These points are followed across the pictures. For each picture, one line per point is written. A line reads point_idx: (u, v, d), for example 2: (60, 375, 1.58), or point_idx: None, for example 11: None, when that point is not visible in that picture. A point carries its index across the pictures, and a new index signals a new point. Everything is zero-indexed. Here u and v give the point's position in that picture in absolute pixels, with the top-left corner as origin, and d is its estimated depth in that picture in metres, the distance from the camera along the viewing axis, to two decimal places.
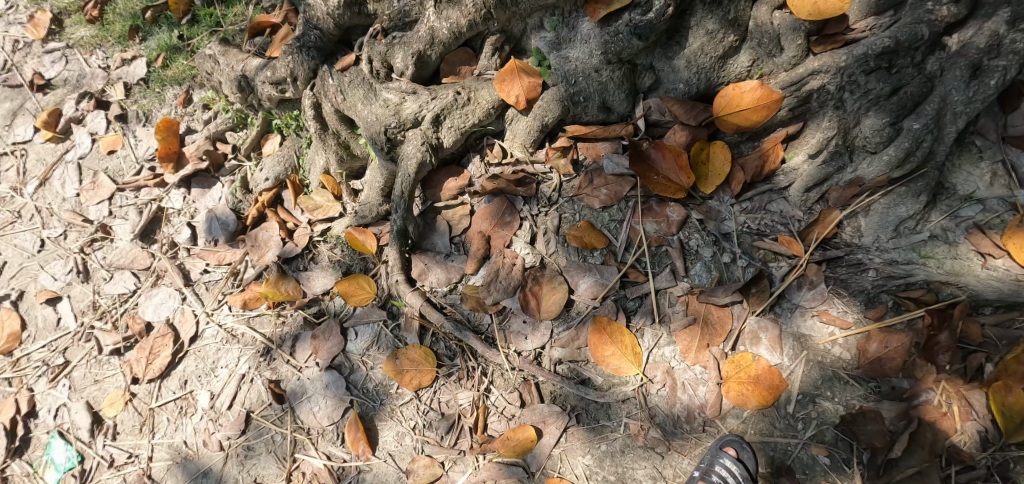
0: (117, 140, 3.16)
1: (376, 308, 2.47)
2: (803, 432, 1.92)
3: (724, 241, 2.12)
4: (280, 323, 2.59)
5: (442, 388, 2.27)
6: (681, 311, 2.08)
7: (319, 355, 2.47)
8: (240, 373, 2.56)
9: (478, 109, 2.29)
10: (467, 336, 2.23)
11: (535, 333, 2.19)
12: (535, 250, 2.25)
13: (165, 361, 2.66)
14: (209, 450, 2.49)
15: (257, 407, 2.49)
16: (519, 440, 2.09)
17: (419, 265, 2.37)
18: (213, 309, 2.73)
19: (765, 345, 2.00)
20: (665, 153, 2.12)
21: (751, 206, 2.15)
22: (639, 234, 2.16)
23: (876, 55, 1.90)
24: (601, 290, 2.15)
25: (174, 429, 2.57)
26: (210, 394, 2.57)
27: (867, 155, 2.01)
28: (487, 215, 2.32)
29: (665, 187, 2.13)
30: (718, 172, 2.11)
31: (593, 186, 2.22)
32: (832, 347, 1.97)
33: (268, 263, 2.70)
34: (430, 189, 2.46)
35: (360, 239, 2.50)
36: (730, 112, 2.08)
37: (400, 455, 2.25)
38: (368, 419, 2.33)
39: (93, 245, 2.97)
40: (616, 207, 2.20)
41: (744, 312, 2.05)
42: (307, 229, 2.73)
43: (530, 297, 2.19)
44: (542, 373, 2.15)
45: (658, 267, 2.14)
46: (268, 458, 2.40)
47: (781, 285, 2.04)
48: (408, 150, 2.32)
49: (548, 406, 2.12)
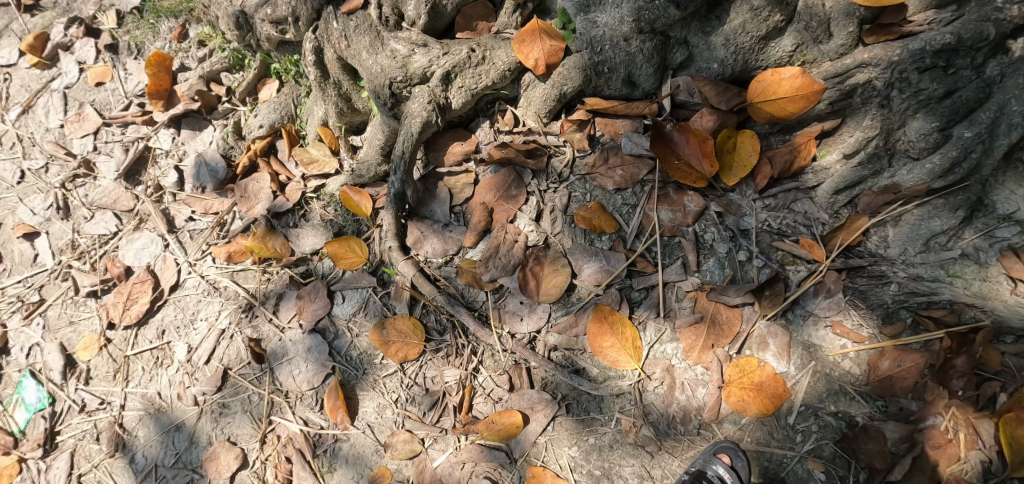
0: (106, 72, 2.99)
1: (366, 274, 2.34)
2: (801, 445, 1.85)
3: (742, 238, 1.99)
4: (265, 280, 2.47)
5: (428, 364, 2.17)
6: (688, 308, 1.96)
7: (303, 316, 2.35)
8: (220, 328, 2.46)
9: (492, 70, 2.09)
10: (459, 311, 2.11)
11: (532, 315, 2.07)
12: (540, 229, 2.10)
13: (143, 308, 2.56)
14: (184, 404, 2.40)
15: (235, 365, 2.40)
16: (503, 425, 2.00)
17: (415, 233, 2.21)
18: (196, 259, 2.61)
19: (772, 351, 1.91)
20: (691, 137, 1.97)
21: (774, 204, 2.02)
22: (652, 222, 2.03)
23: (934, 52, 1.75)
24: (606, 278, 2.02)
25: (149, 379, 2.49)
26: (188, 347, 2.47)
27: (909, 161, 1.88)
28: (492, 186, 2.15)
29: (684, 174, 1.99)
30: (744, 164, 1.98)
31: (608, 165, 2.07)
32: (842, 360, 1.89)
33: (256, 216, 2.56)
34: (433, 153, 2.26)
35: (356, 200, 2.34)
36: (766, 99, 1.93)
37: (379, 427, 2.18)
38: (349, 388, 2.24)
39: (76, 181, 2.84)
40: (630, 190, 2.07)
41: (754, 314, 1.94)
42: (300, 184, 2.58)
43: (530, 278, 2.06)
44: (535, 358, 2.04)
45: (669, 259, 2.02)
46: (243, 418, 2.32)
47: (797, 291, 1.93)
48: (414, 108, 2.12)
49: (537, 392, 2.03)
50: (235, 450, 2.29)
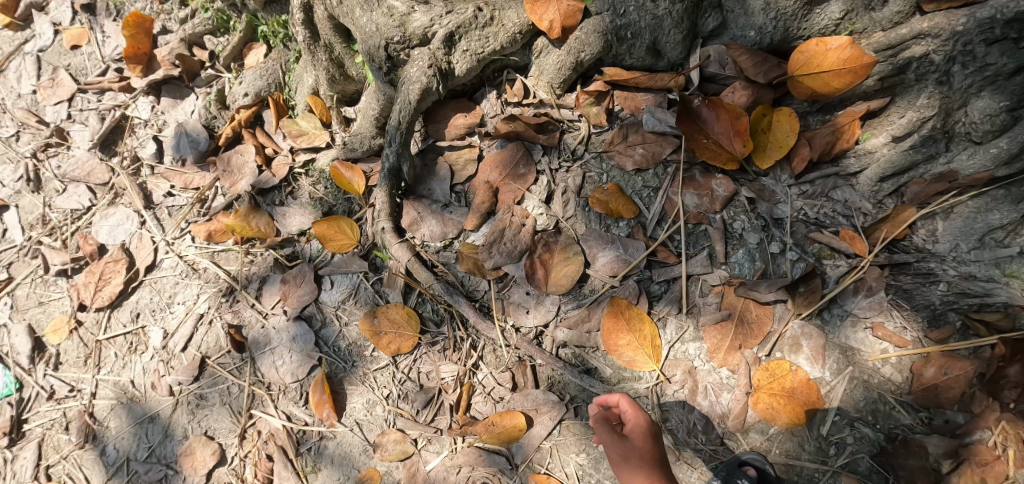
0: (83, 34, 2.76)
1: (357, 258, 2.13)
2: (834, 459, 1.67)
3: (775, 228, 1.79)
4: (248, 262, 2.28)
5: (423, 358, 1.97)
6: (713, 304, 1.77)
7: (288, 302, 2.15)
8: (199, 312, 2.26)
9: (500, 32, 1.86)
10: (459, 302, 1.91)
11: (539, 308, 1.87)
12: (550, 212, 1.89)
13: (116, 290, 2.36)
14: (158, 394, 2.21)
15: (214, 353, 2.20)
16: (505, 428, 1.82)
17: (411, 214, 2.00)
18: (175, 238, 2.41)
19: (805, 354, 1.72)
20: (721, 113, 1.77)
21: (812, 191, 1.82)
22: (676, 207, 1.83)
23: (1006, 22, 1.54)
24: (623, 268, 1.83)
25: (122, 366, 2.29)
26: (164, 332, 2.27)
27: (969, 145, 1.67)
28: (497, 163, 1.94)
29: (713, 154, 1.79)
30: (780, 144, 1.78)
31: (627, 143, 1.87)
32: (882, 366, 1.71)
33: (239, 193, 2.36)
34: (433, 124, 2.03)
35: (348, 177, 2.14)
36: (809, 73, 1.73)
37: (368, 426, 1.99)
38: (337, 381, 2.05)
39: (48, 151, 2.63)
40: (651, 172, 1.86)
41: (787, 313, 1.75)
42: (288, 158, 2.36)
43: (538, 267, 1.85)
44: (541, 356, 1.85)
45: (693, 249, 1.81)
46: (221, 411, 2.13)
47: (835, 288, 1.74)
48: (412, 72, 1.90)
49: (543, 393, 1.85)
50: (212, 446, 2.10)
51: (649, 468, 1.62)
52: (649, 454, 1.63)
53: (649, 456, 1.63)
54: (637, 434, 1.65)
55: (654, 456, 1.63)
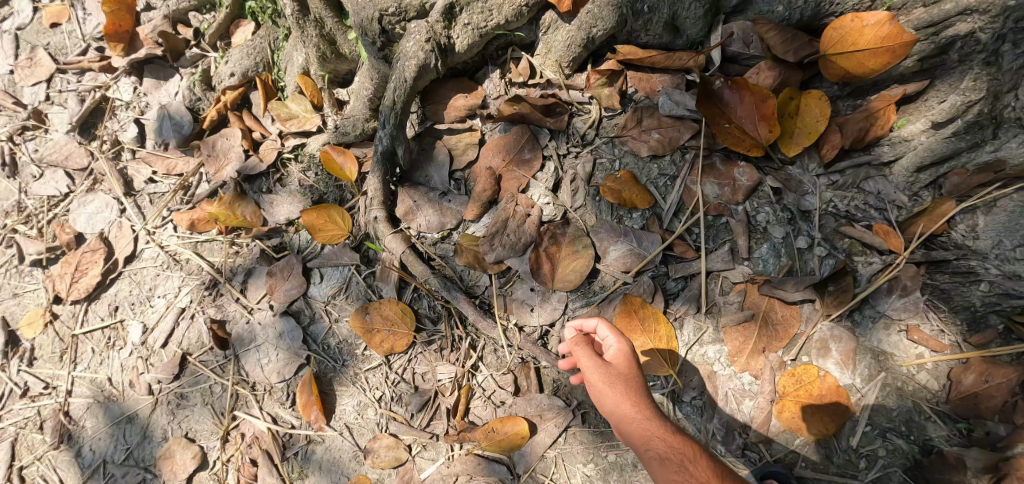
0: (63, 11, 2.58)
1: (348, 249, 1.99)
2: (865, 473, 1.54)
3: (802, 221, 1.65)
4: (233, 253, 2.13)
5: (419, 357, 1.83)
6: (735, 303, 1.63)
7: (273, 296, 2.00)
8: (180, 306, 2.11)
9: (505, 5, 1.70)
10: (457, 298, 1.76)
11: (544, 306, 1.73)
12: (558, 201, 1.75)
13: (93, 282, 2.21)
14: (136, 392, 2.06)
15: (196, 350, 2.05)
16: (506, 435, 1.68)
17: (407, 202, 1.85)
18: (156, 227, 2.26)
19: (835, 358, 1.58)
20: (745, 95, 1.63)
21: (842, 181, 1.67)
22: (695, 197, 1.69)
23: None
24: (636, 263, 1.68)
25: (99, 363, 2.15)
26: (143, 327, 2.13)
27: (1020, 131, 1.51)
28: (500, 148, 1.79)
29: (736, 139, 1.65)
30: (810, 130, 1.64)
31: (641, 127, 1.72)
32: (917, 372, 1.57)
33: (224, 179, 2.21)
34: (430, 105, 1.87)
35: (339, 162, 1.99)
36: (843, 51, 1.60)
37: (359, 430, 1.84)
38: (326, 381, 1.91)
39: (25, 134, 2.48)
40: (668, 158, 1.71)
41: (815, 314, 1.61)
42: (276, 142, 2.21)
43: (544, 260, 1.71)
44: (547, 358, 1.72)
45: (714, 243, 1.67)
46: (203, 412, 1.99)
47: (867, 287, 1.60)
48: (408, 47, 1.74)
49: (548, 397, 1.72)
50: (193, 449, 1.96)
51: (633, 395, 1.47)
52: (632, 379, 1.48)
53: (633, 382, 1.48)
54: (618, 359, 1.50)
55: (637, 383, 1.49)
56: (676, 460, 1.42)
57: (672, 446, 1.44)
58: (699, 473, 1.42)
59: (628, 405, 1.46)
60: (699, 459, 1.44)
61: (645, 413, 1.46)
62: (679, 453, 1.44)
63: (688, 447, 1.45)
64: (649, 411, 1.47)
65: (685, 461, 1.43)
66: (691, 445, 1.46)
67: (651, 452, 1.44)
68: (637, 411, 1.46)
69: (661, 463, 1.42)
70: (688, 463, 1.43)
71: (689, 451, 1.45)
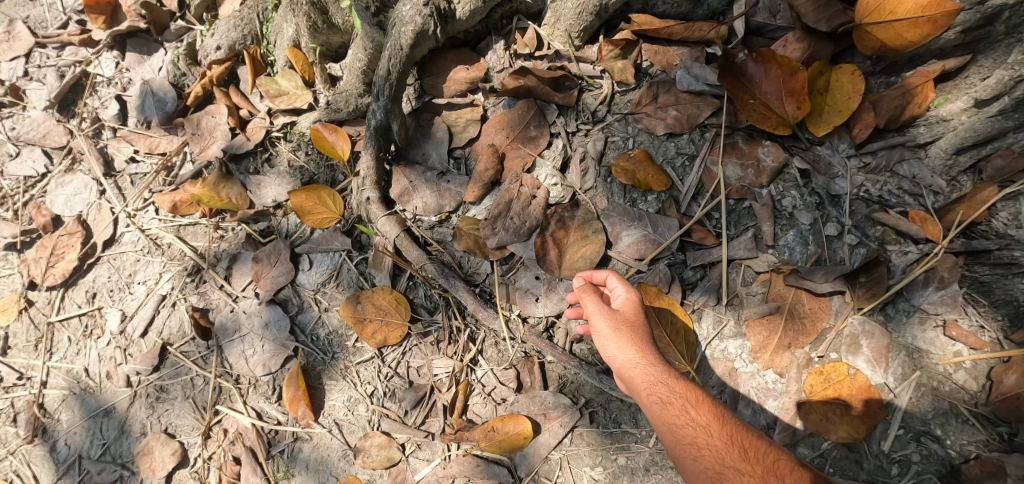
0: None
1: (339, 234, 1.85)
2: (897, 480, 1.41)
3: (831, 206, 1.52)
4: (218, 238, 1.98)
5: (414, 350, 1.70)
6: (758, 295, 1.50)
7: (259, 284, 1.86)
8: (161, 293, 1.97)
9: None
10: (455, 286, 1.63)
11: (550, 296, 1.60)
12: (566, 182, 1.62)
13: (70, 267, 2.08)
14: (114, 384, 1.93)
15: (176, 340, 1.91)
16: (507, 435, 1.56)
17: (402, 182, 1.71)
18: (138, 209, 2.12)
19: (866, 356, 1.45)
20: (771, 68, 1.50)
21: (874, 164, 1.54)
22: (716, 179, 1.56)
23: None
24: (651, 250, 1.55)
25: (76, 352, 2.01)
26: (122, 315, 1.99)
27: None
28: (504, 124, 1.65)
29: (762, 117, 1.52)
30: (841, 108, 1.51)
31: (658, 104, 1.59)
32: (955, 371, 1.43)
33: (210, 159, 2.07)
34: (429, 78, 1.74)
35: (330, 140, 1.85)
36: (880, 21, 1.45)
37: (349, 427, 1.71)
38: (314, 375, 1.77)
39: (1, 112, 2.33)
40: (686, 137, 1.58)
41: (845, 307, 1.48)
42: (264, 121, 2.07)
43: (551, 246, 1.58)
44: (552, 352, 1.58)
45: (735, 229, 1.55)
46: (184, 406, 1.86)
47: (902, 279, 1.47)
48: (405, 12, 1.61)
49: (553, 395, 1.59)
50: (172, 445, 1.83)
51: (638, 342, 1.40)
52: (639, 326, 1.42)
53: (640, 330, 1.41)
54: (626, 306, 1.44)
55: (644, 331, 1.42)
56: (676, 404, 1.33)
57: (673, 390, 1.35)
58: (700, 419, 1.32)
59: (631, 351, 1.38)
60: (701, 404, 1.34)
61: (649, 359, 1.38)
62: (680, 397, 1.34)
63: (690, 392, 1.35)
64: (653, 356, 1.38)
65: (686, 405, 1.33)
66: (694, 389, 1.35)
67: (651, 397, 1.35)
68: (641, 357, 1.38)
69: (660, 407, 1.34)
70: (689, 408, 1.33)
71: (690, 396, 1.34)
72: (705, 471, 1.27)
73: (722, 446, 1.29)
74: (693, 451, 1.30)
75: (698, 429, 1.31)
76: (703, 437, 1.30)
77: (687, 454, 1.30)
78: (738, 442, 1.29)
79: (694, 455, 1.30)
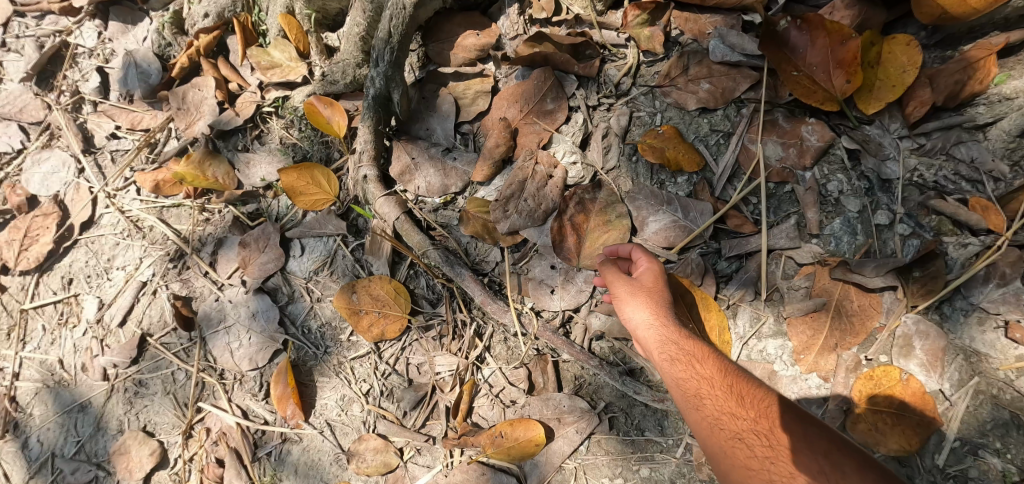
0: None
1: (334, 217, 1.70)
2: None
3: (881, 192, 1.37)
4: (203, 221, 1.81)
5: (414, 346, 1.55)
6: (801, 290, 1.35)
7: (246, 271, 1.69)
8: (141, 280, 1.78)
9: None
10: (462, 275, 1.47)
11: (567, 288, 1.45)
12: (586, 160, 1.47)
13: (46, 249, 1.85)
14: (90, 378, 1.73)
15: (157, 331, 1.74)
16: (517, 441, 1.40)
17: (403, 159, 1.55)
18: (118, 189, 1.91)
19: (918, 359, 1.29)
20: (818, 36, 1.35)
21: (928, 147, 1.37)
22: (755, 159, 1.40)
23: None
24: (681, 238, 1.40)
25: (50, 342, 1.79)
26: (99, 303, 1.79)
27: None
28: (517, 97, 1.50)
29: (807, 91, 1.37)
30: (895, 83, 1.35)
31: (689, 77, 1.45)
32: (1017, 378, 1.26)
33: (195, 136, 1.90)
34: (434, 44, 1.58)
35: (325, 115, 1.69)
36: None
37: (342, 429, 1.56)
38: (305, 371, 1.62)
39: None
40: (720, 113, 1.44)
41: (897, 305, 1.32)
42: (255, 95, 1.90)
43: (569, 231, 1.43)
44: (569, 350, 1.43)
45: (775, 216, 1.40)
46: (164, 402, 1.68)
47: (963, 275, 1.30)
48: None
49: (568, 398, 1.44)
50: (151, 445, 1.65)
51: (654, 305, 1.28)
52: (657, 291, 1.30)
53: (658, 295, 1.29)
54: (645, 274, 1.32)
55: (664, 299, 1.28)
56: (683, 359, 1.24)
57: (682, 348, 1.25)
58: (704, 372, 1.22)
59: (643, 313, 1.28)
60: (707, 359, 1.23)
61: (663, 321, 1.27)
62: (686, 352, 1.25)
63: (696, 347, 1.25)
64: (666, 317, 1.27)
65: (692, 361, 1.24)
66: (701, 345, 1.24)
67: (662, 355, 1.26)
68: (655, 319, 1.28)
69: (669, 364, 1.25)
70: (695, 363, 1.23)
71: (696, 351, 1.24)
72: (704, 420, 1.19)
73: (721, 395, 1.19)
74: (695, 401, 1.21)
75: (701, 381, 1.22)
76: (704, 388, 1.21)
77: (689, 404, 1.22)
78: (737, 391, 1.19)
79: (695, 405, 1.21)
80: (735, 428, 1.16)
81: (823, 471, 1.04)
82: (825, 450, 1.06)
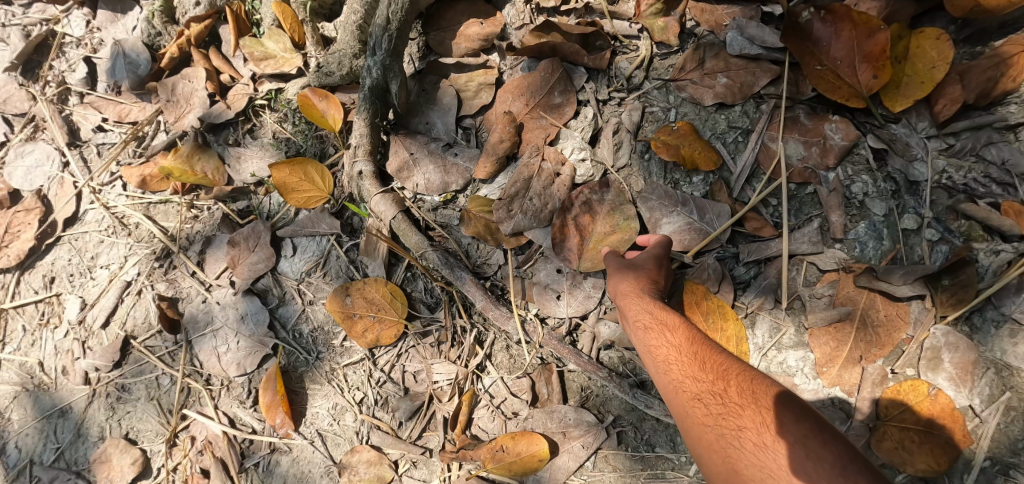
0: None
1: (327, 215, 1.61)
2: None
3: (907, 195, 1.29)
4: (191, 218, 1.71)
5: (411, 353, 1.47)
6: (824, 298, 1.27)
7: (236, 271, 1.61)
8: (126, 279, 1.69)
9: None
10: (462, 279, 1.39)
11: (574, 293, 1.37)
12: (595, 157, 1.39)
13: (26, 247, 1.74)
14: (70, 382, 1.64)
15: (141, 333, 1.64)
16: (519, 456, 1.32)
17: (401, 155, 1.47)
18: (103, 184, 1.80)
19: (947, 373, 1.21)
20: (842, 28, 1.27)
21: (958, 147, 1.29)
22: (776, 159, 1.33)
23: None
24: (696, 241, 1.33)
25: (30, 344, 1.69)
26: (81, 303, 1.69)
27: None
28: (523, 89, 1.42)
29: (830, 86, 1.29)
30: (924, 78, 1.27)
31: (705, 71, 1.38)
32: None
33: (185, 129, 1.80)
34: (436, 32, 1.50)
35: (319, 107, 1.61)
36: None
37: (334, 439, 1.47)
38: (296, 378, 1.53)
39: None
40: (738, 109, 1.37)
41: (926, 315, 1.24)
42: (248, 87, 1.81)
43: (574, 230, 1.35)
44: (576, 360, 1.35)
45: (796, 219, 1.32)
46: (148, 409, 1.59)
47: (995, 283, 1.22)
48: None
49: (574, 411, 1.36)
50: (133, 453, 1.56)
51: (634, 276, 1.22)
52: (644, 266, 1.23)
53: (643, 269, 1.22)
54: (644, 260, 1.24)
55: (650, 274, 1.22)
56: (654, 327, 1.16)
57: (655, 316, 1.16)
58: (674, 340, 1.13)
59: (621, 281, 1.22)
60: (677, 326, 1.14)
61: (635, 289, 1.20)
62: (657, 320, 1.16)
63: (666, 314, 1.16)
64: (642, 288, 1.20)
65: (664, 330, 1.15)
66: (673, 314, 1.15)
67: (636, 323, 1.19)
68: (632, 288, 1.21)
69: (642, 333, 1.18)
70: (666, 331, 1.15)
71: (666, 319, 1.16)
72: (668, 384, 1.12)
73: (687, 362, 1.11)
74: (663, 367, 1.13)
75: (670, 348, 1.13)
76: (671, 354, 1.13)
77: (658, 370, 1.14)
78: (702, 358, 1.10)
79: (663, 371, 1.13)
80: (694, 390, 1.08)
81: (769, 426, 0.98)
82: (772, 406, 0.99)
